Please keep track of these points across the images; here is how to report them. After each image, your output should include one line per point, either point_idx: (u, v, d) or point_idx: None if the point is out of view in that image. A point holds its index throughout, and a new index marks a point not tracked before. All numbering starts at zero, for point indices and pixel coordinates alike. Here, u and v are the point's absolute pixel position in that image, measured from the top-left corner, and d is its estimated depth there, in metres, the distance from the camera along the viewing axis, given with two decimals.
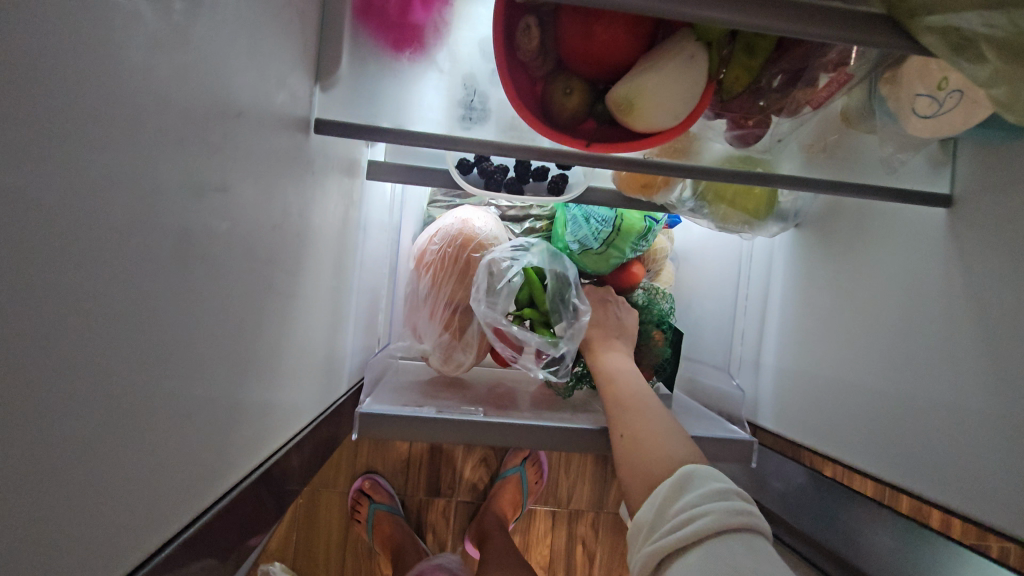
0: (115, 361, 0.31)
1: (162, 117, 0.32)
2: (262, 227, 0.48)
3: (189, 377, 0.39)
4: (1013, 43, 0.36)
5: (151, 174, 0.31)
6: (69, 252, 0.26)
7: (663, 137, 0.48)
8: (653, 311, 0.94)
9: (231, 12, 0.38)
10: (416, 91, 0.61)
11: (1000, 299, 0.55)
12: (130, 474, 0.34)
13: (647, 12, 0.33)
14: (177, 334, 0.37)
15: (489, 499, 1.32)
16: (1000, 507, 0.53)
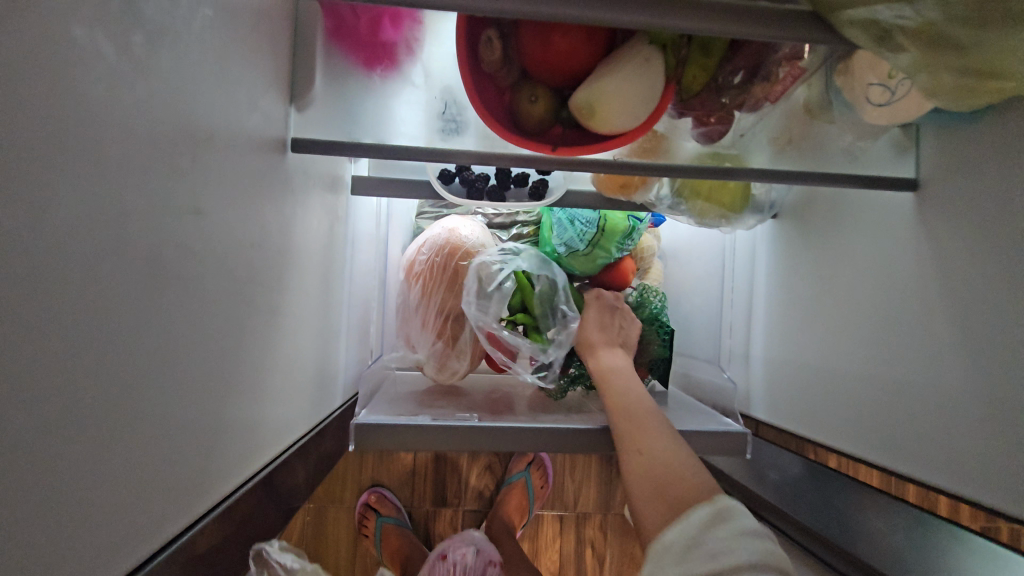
0: (97, 381, 0.32)
1: (129, 146, 0.33)
2: (240, 245, 0.49)
3: (170, 394, 0.40)
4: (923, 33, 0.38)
5: (122, 199, 0.33)
6: (44, 279, 0.27)
7: (625, 138, 0.49)
8: (646, 310, 0.94)
9: (197, 40, 0.40)
10: (393, 106, 0.63)
11: (970, 279, 0.56)
12: (117, 491, 0.35)
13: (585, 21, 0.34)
14: (155, 353, 0.38)
15: (495, 507, 1.32)
16: (984, 484, 0.54)
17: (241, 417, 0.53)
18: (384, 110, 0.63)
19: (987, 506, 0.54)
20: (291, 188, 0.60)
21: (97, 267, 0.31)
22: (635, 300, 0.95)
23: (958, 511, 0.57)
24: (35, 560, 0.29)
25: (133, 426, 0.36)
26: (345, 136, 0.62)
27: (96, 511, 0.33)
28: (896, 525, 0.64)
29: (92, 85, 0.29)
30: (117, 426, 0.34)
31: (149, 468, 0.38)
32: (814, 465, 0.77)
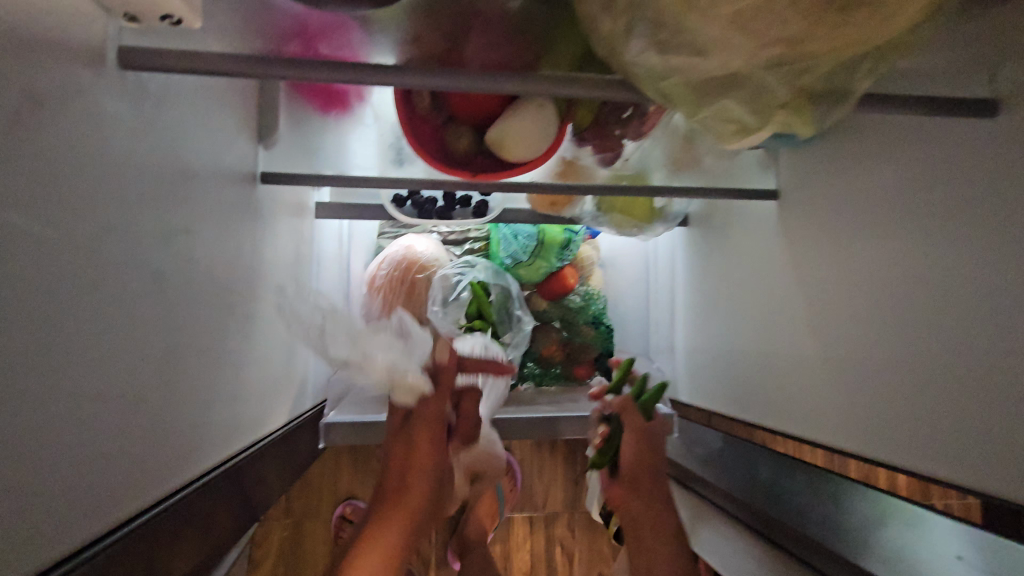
0: (119, 359, 0.42)
1: (141, 182, 0.44)
2: (220, 261, 0.59)
3: (167, 376, 0.50)
4: (698, 90, 0.40)
5: (136, 223, 0.43)
6: (90, 279, 0.38)
7: (535, 163, 0.62)
8: (588, 310, 1.08)
9: (187, 99, 0.51)
10: (351, 143, 0.75)
11: (819, 268, 0.70)
12: (130, 450, 0.45)
13: (436, 88, 0.42)
14: (156, 343, 0.48)
15: (467, 515, 1.37)
16: (840, 434, 0.68)
17: (221, 406, 0.63)
18: (345, 148, 0.75)
19: (843, 449, 0.67)
20: (261, 215, 0.70)
21: (122, 274, 0.42)
22: (579, 304, 1.08)
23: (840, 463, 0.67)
24: (74, 493, 0.38)
25: (142, 397, 0.46)
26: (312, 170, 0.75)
27: (117, 464, 0.43)
28: (778, 471, 0.76)
29: (123, 140, 0.41)
30: (130, 396, 0.44)
31: (150, 435, 0.47)
32: (734, 438, 0.89)
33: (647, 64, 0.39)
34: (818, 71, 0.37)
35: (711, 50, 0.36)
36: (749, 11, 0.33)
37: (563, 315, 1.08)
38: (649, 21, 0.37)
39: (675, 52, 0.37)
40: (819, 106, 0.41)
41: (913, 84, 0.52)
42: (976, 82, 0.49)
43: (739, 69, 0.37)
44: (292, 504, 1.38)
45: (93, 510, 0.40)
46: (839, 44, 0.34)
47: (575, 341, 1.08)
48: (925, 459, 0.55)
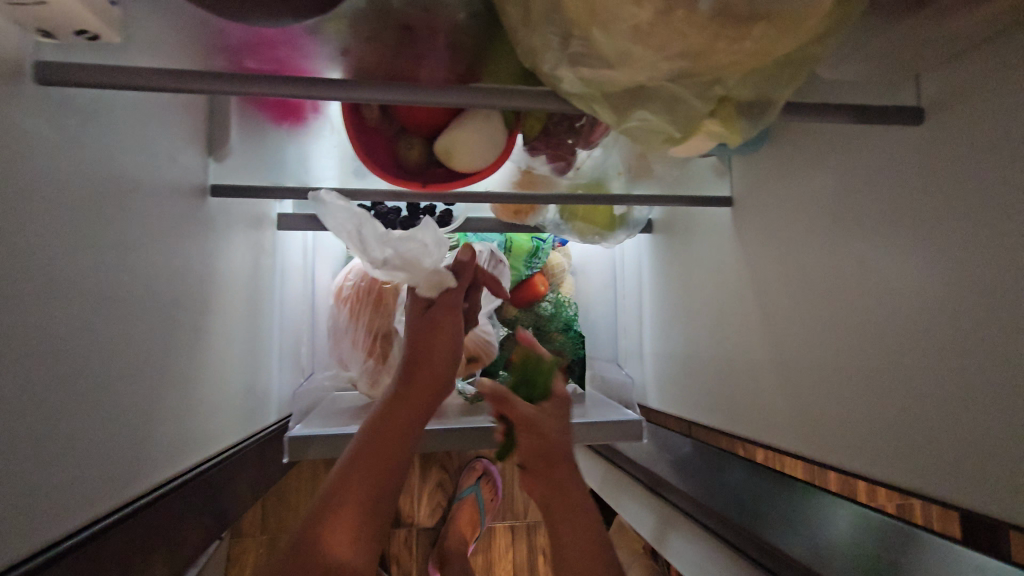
0: (52, 376, 0.42)
1: (73, 198, 0.43)
2: (163, 275, 0.58)
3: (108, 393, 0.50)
4: (627, 101, 0.40)
5: (67, 238, 0.43)
6: (18, 296, 0.37)
7: (484, 174, 0.62)
8: (560, 318, 1.06)
9: (124, 114, 0.50)
10: (310, 157, 0.73)
11: (773, 273, 0.71)
12: (63, 471, 0.43)
13: (366, 101, 0.42)
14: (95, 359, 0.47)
15: (448, 525, 1.36)
16: (800, 438, 0.68)
17: (170, 421, 0.62)
18: (302, 157, 0.73)
19: (802, 452, 0.68)
20: (212, 228, 0.70)
21: (54, 291, 0.42)
22: (550, 311, 1.06)
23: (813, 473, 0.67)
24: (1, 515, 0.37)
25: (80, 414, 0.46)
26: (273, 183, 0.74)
27: (48, 486, 0.42)
28: (751, 479, 0.77)
29: (46, 157, 0.40)
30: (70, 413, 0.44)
31: (86, 454, 0.46)
32: (703, 446, 0.89)
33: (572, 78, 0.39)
34: (730, 82, 0.38)
35: (621, 63, 0.36)
36: (654, 27, 0.33)
37: (535, 322, 1.05)
38: (561, 34, 0.38)
39: (589, 64, 0.38)
40: (742, 116, 0.42)
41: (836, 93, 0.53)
42: (902, 91, 0.51)
43: (651, 83, 0.38)
44: (268, 520, 1.33)
45: (23, 532, 0.39)
46: (742, 56, 0.35)
47: (547, 347, 1.04)
48: (875, 462, 0.57)
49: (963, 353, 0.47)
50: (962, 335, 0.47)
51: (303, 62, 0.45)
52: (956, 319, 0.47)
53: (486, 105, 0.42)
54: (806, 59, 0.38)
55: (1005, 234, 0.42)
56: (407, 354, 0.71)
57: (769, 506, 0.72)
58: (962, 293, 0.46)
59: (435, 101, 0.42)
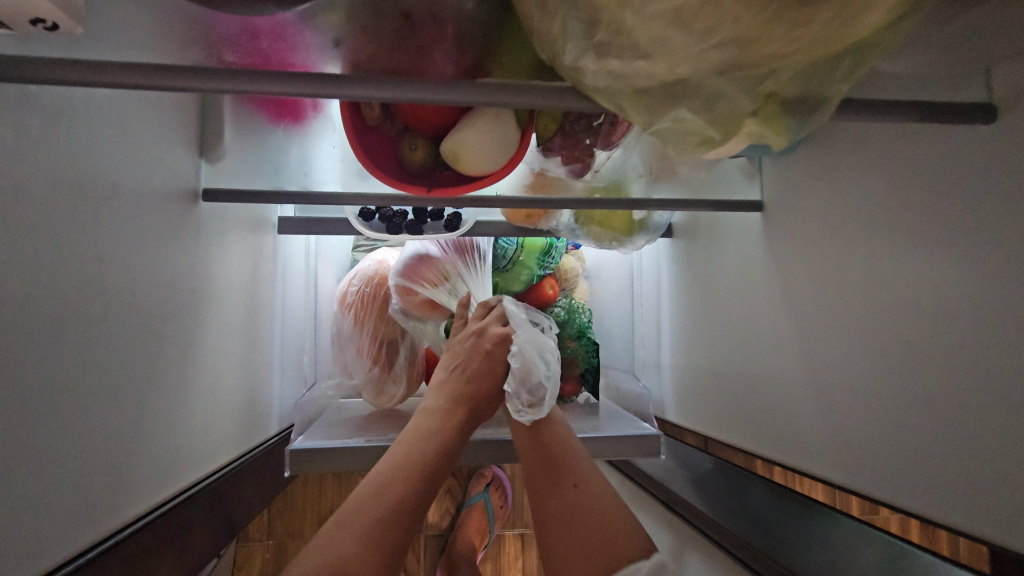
0: (10, 405, 0.38)
1: (35, 208, 0.39)
2: (148, 286, 0.54)
3: (92, 415, 0.46)
4: (657, 95, 0.35)
5: (28, 253, 0.39)
6: None
7: (494, 177, 0.57)
8: (572, 325, 0.99)
9: (95, 114, 0.46)
10: (313, 158, 0.68)
11: (805, 283, 0.66)
12: (26, 507, 0.40)
13: (364, 97, 0.37)
14: (74, 380, 0.44)
15: (457, 530, 1.32)
16: (832, 463, 0.63)
17: (163, 440, 0.58)
18: (307, 159, 0.68)
19: (833, 479, 0.62)
20: (205, 234, 0.66)
21: (17, 313, 0.38)
22: (562, 317, 1.00)
23: (837, 498, 0.62)
24: None
25: (58, 437, 0.42)
26: (274, 187, 0.69)
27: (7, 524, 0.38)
28: (771, 505, 0.71)
29: (5, 163, 0.36)
30: (47, 438, 0.41)
31: (55, 485, 0.42)
32: (724, 464, 0.83)
33: (593, 71, 0.34)
34: (781, 76, 0.33)
35: (654, 52, 0.31)
36: (689, 10, 0.28)
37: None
38: (584, 20, 0.33)
39: (615, 55, 0.33)
40: (789, 113, 0.36)
41: (892, 94, 0.46)
42: (968, 86, 0.45)
43: (687, 77, 0.33)
44: (275, 525, 1.29)
45: None
46: (803, 43, 0.30)
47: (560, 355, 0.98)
48: (924, 497, 0.51)
49: None
50: None
51: (290, 54, 0.41)
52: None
53: (495, 105, 0.38)
54: (871, 48, 0.33)
55: None
56: (457, 384, 0.74)
57: (796, 534, 0.67)
58: None
59: (435, 99, 0.37)
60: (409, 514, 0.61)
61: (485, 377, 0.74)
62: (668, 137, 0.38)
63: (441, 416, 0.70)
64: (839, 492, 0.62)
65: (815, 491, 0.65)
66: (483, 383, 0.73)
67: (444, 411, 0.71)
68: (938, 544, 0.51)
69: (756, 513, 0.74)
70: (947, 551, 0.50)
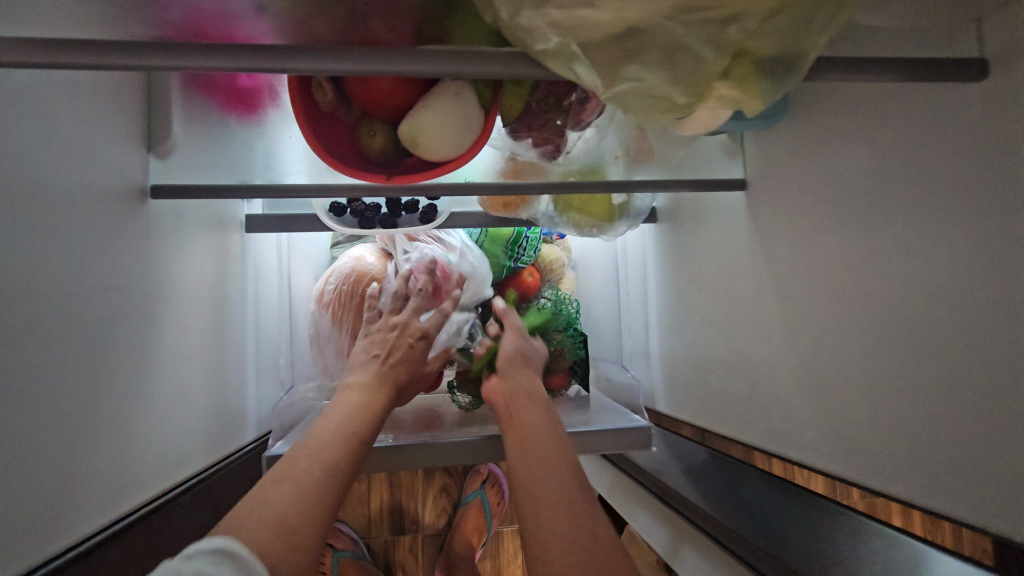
0: None
1: None
2: (94, 286, 0.51)
3: (35, 427, 0.43)
4: (615, 54, 0.32)
5: None
6: None
7: (458, 162, 0.54)
8: (560, 317, 0.94)
9: (17, 101, 0.43)
10: (275, 149, 0.64)
11: (791, 262, 0.63)
12: None
13: (302, 69, 0.34)
14: (12, 385, 0.41)
15: (454, 529, 1.29)
16: (827, 450, 0.60)
17: (120, 449, 0.55)
18: (271, 151, 0.65)
19: (828, 468, 0.60)
20: (159, 234, 0.63)
21: None
22: (549, 309, 0.95)
23: (837, 489, 0.60)
24: None
25: None
26: (239, 179, 0.66)
27: None
28: (768, 496, 0.69)
29: None
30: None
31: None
32: (725, 458, 0.80)
33: (542, 27, 0.31)
34: (746, 22, 0.30)
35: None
36: None
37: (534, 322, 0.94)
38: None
39: (560, 6, 0.30)
40: (764, 76, 0.34)
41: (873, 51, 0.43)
42: (957, 40, 0.42)
43: (641, 24, 0.30)
44: None
45: None
46: None
47: (548, 350, 0.93)
48: (930, 485, 0.48)
49: None
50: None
51: (234, 27, 0.37)
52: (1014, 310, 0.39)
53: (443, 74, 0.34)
54: None
55: None
56: (382, 362, 0.68)
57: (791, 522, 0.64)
58: None
59: (376, 68, 0.34)
60: (332, 490, 0.52)
61: (412, 360, 0.69)
62: (633, 105, 0.35)
63: (368, 393, 0.64)
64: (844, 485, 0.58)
65: (816, 484, 0.63)
66: (409, 366, 0.69)
67: (370, 390, 0.65)
68: (943, 536, 0.48)
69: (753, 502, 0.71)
70: (951, 545, 0.47)
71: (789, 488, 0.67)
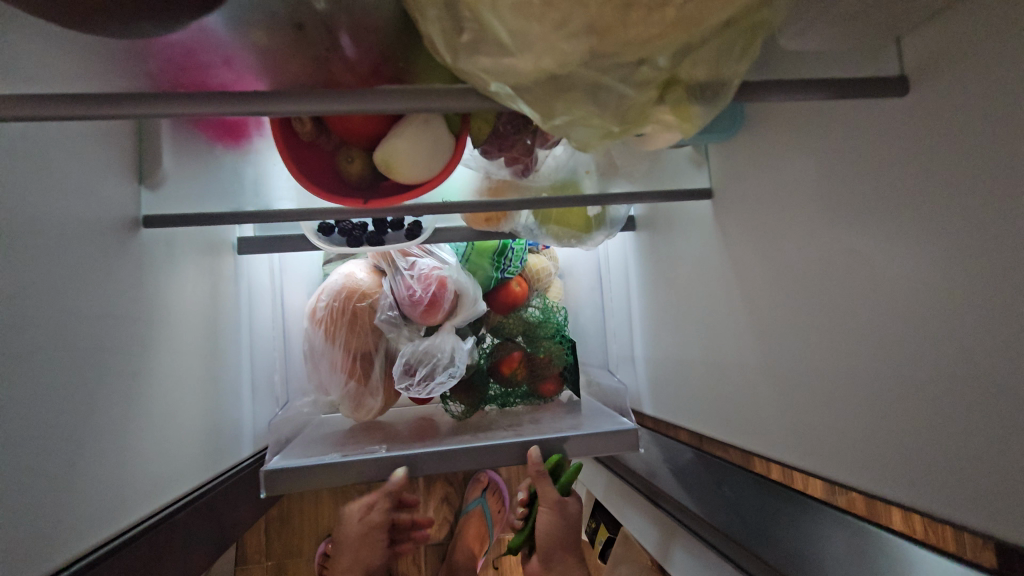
0: None
1: None
2: (84, 315, 0.53)
3: (33, 453, 0.46)
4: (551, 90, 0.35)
5: None
6: None
7: (433, 184, 0.57)
8: (550, 325, 0.99)
9: (14, 146, 0.46)
10: (261, 177, 0.67)
11: (757, 267, 0.66)
12: None
13: (273, 113, 0.37)
14: (15, 419, 0.44)
15: (456, 538, 1.30)
16: (795, 446, 0.62)
17: (118, 469, 0.58)
18: (256, 179, 0.68)
19: (795, 461, 0.63)
20: (151, 263, 0.66)
21: None
22: (539, 316, 0.99)
23: (833, 492, 0.58)
24: None
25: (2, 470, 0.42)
26: (230, 205, 0.70)
27: None
28: (751, 492, 0.71)
29: None
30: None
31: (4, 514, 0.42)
32: (703, 455, 0.82)
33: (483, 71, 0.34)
34: (661, 60, 0.33)
35: (519, 49, 0.31)
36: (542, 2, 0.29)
37: (524, 330, 0.97)
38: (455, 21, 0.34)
39: (487, 53, 0.33)
40: (694, 100, 0.36)
41: (809, 72, 0.47)
42: (881, 58, 0.45)
43: (560, 71, 0.33)
44: (272, 545, 1.26)
45: None
46: (668, 27, 0.30)
47: (538, 355, 0.96)
48: (889, 477, 0.50)
49: (964, 346, 0.41)
50: (958, 328, 0.41)
51: (206, 74, 0.43)
52: (948, 309, 0.42)
53: (400, 112, 0.38)
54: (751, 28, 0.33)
55: (999, 212, 0.37)
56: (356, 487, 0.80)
57: (776, 516, 0.66)
58: (959, 274, 0.41)
59: (338, 108, 0.37)
60: None
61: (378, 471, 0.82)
62: (578, 140, 0.39)
63: None
64: (835, 487, 0.58)
65: (811, 486, 0.61)
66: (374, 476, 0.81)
67: None
68: (945, 541, 0.46)
69: (737, 502, 0.73)
70: (953, 548, 0.45)
71: (772, 488, 0.67)
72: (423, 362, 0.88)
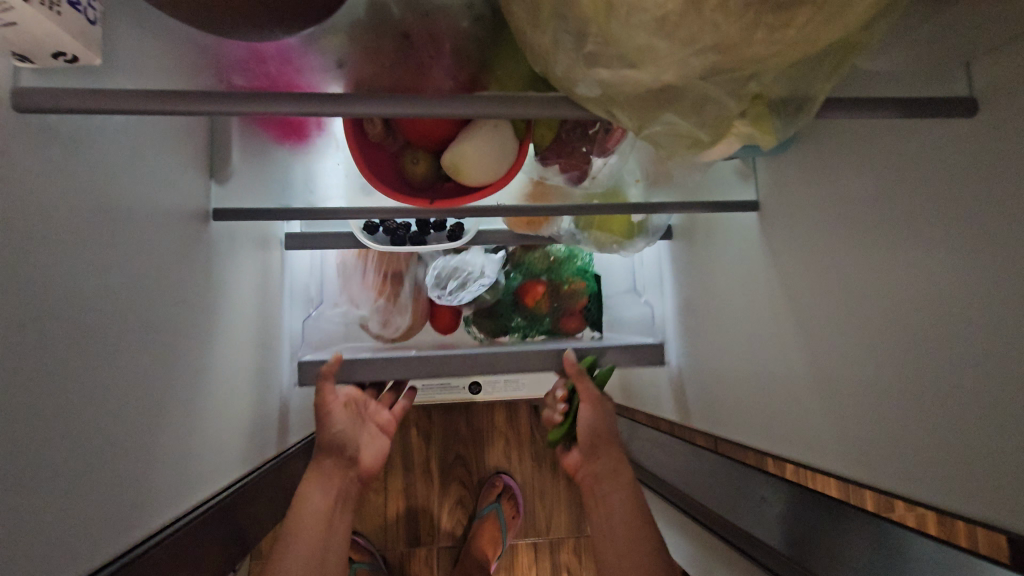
0: (50, 410, 0.40)
1: (71, 225, 0.42)
2: (161, 300, 0.56)
3: (112, 429, 0.48)
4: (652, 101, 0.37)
5: (65, 271, 0.42)
6: (19, 331, 0.37)
7: (494, 188, 0.59)
8: (574, 261, 1.01)
9: (114, 137, 0.48)
10: (316, 174, 0.69)
11: (801, 279, 0.67)
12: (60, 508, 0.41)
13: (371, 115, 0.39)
14: (99, 398, 0.46)
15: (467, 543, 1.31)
16: (828, 454, 0.64)
17: (181, 450, 0.60)
18: (310, 177, 0.70)
19: (825, 467, 0.64)
20: (216, 252, 0.68)
21: (58, 326, 0.41)
22: (563, 253, 1.01)
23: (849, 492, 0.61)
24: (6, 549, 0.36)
25: (87, 443, 0.44)
26: (277, 201, 0.72)
27: (50, 517, 0.40)
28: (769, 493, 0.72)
29: (44, 183, 0.39)
30: (70, 452, 0.42)
31: (84, 485, 0.44)
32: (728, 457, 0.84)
33: (589, 81, 0.36)
34: (765, 77, 0.35)
35: (641, 61, 0.34)
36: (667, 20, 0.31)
37: (548, 266, 1.01)
38: (573, 34, 0.36)
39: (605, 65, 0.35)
40: (774, 115, 0.38)
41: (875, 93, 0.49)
42: (947, 80, 0.47)
43: (673, 83, 0.35)
44: None
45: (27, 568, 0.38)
46: (782, 47, 0.32)
47: (564, 287, 1.02)
48: (921, 485, 0.51)
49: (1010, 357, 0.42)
50: (1006, 342, 0.43)
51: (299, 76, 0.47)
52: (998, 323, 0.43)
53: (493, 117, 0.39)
54: (849, 50, 0.35)
55: None
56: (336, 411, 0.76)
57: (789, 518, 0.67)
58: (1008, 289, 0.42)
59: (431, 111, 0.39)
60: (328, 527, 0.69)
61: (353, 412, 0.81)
62: (665, 145, 0.41)
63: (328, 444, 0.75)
64: (849, 486, 0.61)
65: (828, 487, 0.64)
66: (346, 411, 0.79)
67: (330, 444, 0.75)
68: (957, 535, 0.49)
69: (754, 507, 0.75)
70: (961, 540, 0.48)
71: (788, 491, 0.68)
72: (454, 276, 0.99)
